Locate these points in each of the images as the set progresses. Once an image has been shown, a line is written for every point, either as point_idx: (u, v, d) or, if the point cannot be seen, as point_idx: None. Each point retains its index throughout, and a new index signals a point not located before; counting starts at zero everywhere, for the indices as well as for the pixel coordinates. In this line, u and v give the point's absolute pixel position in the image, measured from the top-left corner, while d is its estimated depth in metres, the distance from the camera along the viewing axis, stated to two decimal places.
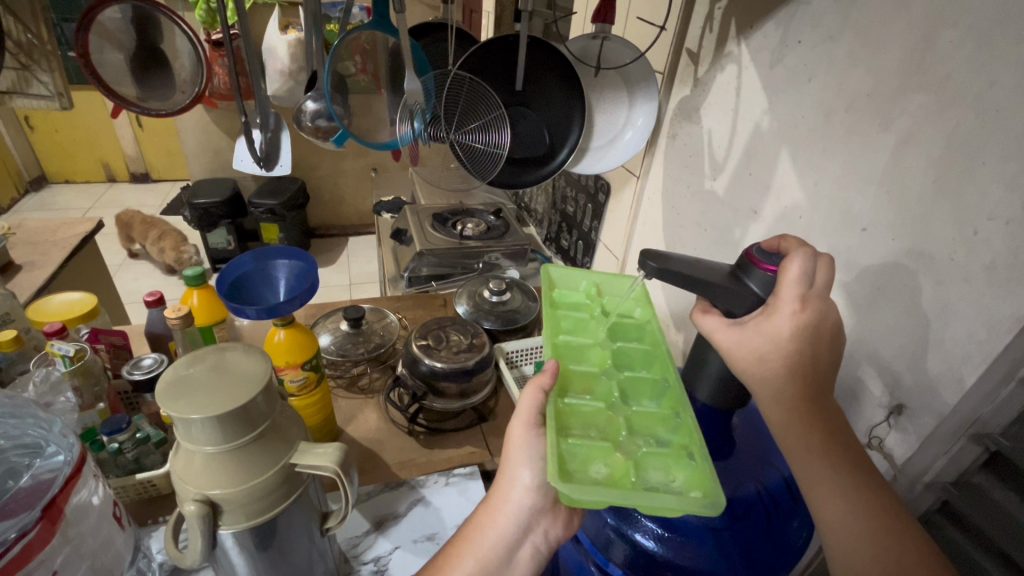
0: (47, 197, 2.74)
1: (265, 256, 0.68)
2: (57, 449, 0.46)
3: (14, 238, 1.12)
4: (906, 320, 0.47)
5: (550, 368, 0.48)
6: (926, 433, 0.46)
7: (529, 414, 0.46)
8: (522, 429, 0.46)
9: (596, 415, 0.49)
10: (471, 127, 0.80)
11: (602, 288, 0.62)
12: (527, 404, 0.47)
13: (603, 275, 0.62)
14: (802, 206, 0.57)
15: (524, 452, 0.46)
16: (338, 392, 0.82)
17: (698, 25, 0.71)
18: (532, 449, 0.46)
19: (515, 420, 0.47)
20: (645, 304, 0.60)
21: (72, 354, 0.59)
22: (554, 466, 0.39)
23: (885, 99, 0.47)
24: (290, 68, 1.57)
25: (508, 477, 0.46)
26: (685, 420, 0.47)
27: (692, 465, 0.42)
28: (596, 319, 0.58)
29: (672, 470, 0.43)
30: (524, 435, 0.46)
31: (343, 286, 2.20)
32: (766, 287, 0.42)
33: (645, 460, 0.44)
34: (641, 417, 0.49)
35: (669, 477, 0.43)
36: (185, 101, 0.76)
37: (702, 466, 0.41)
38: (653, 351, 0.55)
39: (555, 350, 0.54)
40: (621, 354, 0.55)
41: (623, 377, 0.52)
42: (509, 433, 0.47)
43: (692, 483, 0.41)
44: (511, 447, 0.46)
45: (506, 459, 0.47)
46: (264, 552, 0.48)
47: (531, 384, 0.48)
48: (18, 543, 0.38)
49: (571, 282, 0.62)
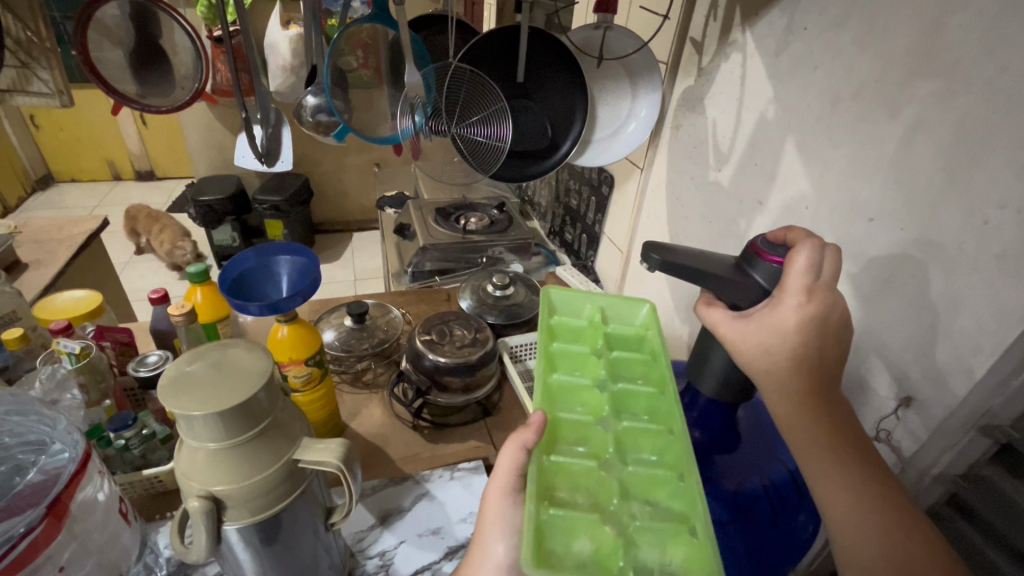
0: (54, 195, 2.76)
1: (268, 252, 0.68)
2: (61, 447, 0.46)
3: (20, 238, 1.13)
4: (915, 311, 0.46)
5: (533, 422, 0.45)
6: (935, 426, 0.46)
7: (508, 475, 0.42)
8: (498, 497, 0.42)
9: (586, 475, 0.46)
10: (472, 120, 0.80)
11: (607, 314, 0.61)
12: (508, 466, 0.42)
13: (607, 298, 0.61)
14: (809, 196, 0.56)
15: (499, 523, 0.41)
16: (343, 388, 0.82)
17: (702, 13, 0.70)
18: (509, 520, 0.42)
19: (493, 486, 0.43)
20: (653, 337, 0.58)
21: (77, 352, 0.60)
22: (530, 546, 0.37)
23: (894, 86, 0.46)
24: (292, 63, 1.56)
25: (481, 552, 0.41)
26: (687, 484, 0.43)
27: (692, 543, 0.39)
28: (594, 358, 0.56)
29: (669, 547, 0.40)
30: (499, 503, 0.42)
31: (348, 282, 2.20)
32: (771, 279, 0.42)
33: (637, 535, 0.41)
34: (639, 479, 0.46)
35: (664, 557, 0.39)
36: (185, 97, 0.77)
37: (702, 547, 0.38)
38: (658, 397, 0.52)
39: (546, 394, 0.53)
40: (621, 399, 0.52)
41: (622, 429, 0.50)
42: (486, 500, 0.43)
43: (691, 566, 0.38)
44: (486, 518, 0.42)
45: (480, 532, 0.42)
46: (269, 547, 0.48)
47: (514, 438, 0.44)
48: (24, 539, 0.39)
49: (574, 309, 0.61)
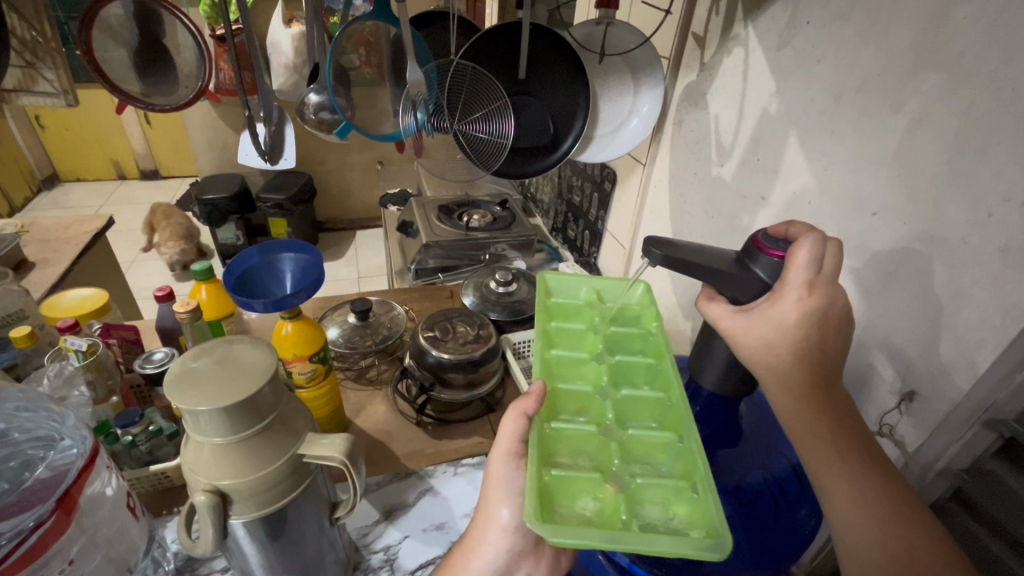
0: (59, 195, 2.78)
1: (271, 249, 0.68)
2: (70, 442, 0.47)
3: (27, 237, 1.14)
4: (918, 305, 0.46)
5: (534, 391, 0.46)
6: (938, 420, 0.46)
7: (511, 442, 0.44)
8: (501, 462, 0.45)
9: (586, 440, 0.47)
10: (473, 117, 0.80)
11: (602, 293, 0.62)
12: (509, 432, 0.45)
13: (602, 279, 0.63)
14: (812, 190, 0.56)
15: (503, 489, 0.45)
16: (347, 384, 0.82)
17: (704, 8, 0.70)
18: (512, 491, 0.45)
19: (496, 452, 0.45)
20: (650, 313, 0.59)
21: (84, 349, 0.60)
22: (534, 504, 0.37)
23: (898, 79, 0.46)
24: (295, 62, 1.56)
25: (486, 514, 0.46)
26: (687, 444, 0.44)
27: (694, 500, 0.40)
28: (591, 333, 0.57)
29: (672, 504, 0.41)
30: (504, 467, 0.44)
31: (352, 280, 2.21)
32: (772, 273, 0.41)
33: (640, 493, 0.42)
34: (640, 443, 0.47)
35: (668, 513, 0.40)
36: (189, 96, 0.77)
37: (703, 502, 0.39)
38: (657, 366, 0.53)
39: (546, 368, 0.54)
40: (620, 370, 0.53)
41: (621, 397, 0.51)
42: (489, 467, 0.46)
43: (694, 521, 0.39)
44: (490, 483, 0.45)
45: (485, 496, 0.46)
46: (275, 542, 0.49)
47: (515, 407, 0.45)
48: (35, 532, 0.39)
49: (570, 290, 0.63)
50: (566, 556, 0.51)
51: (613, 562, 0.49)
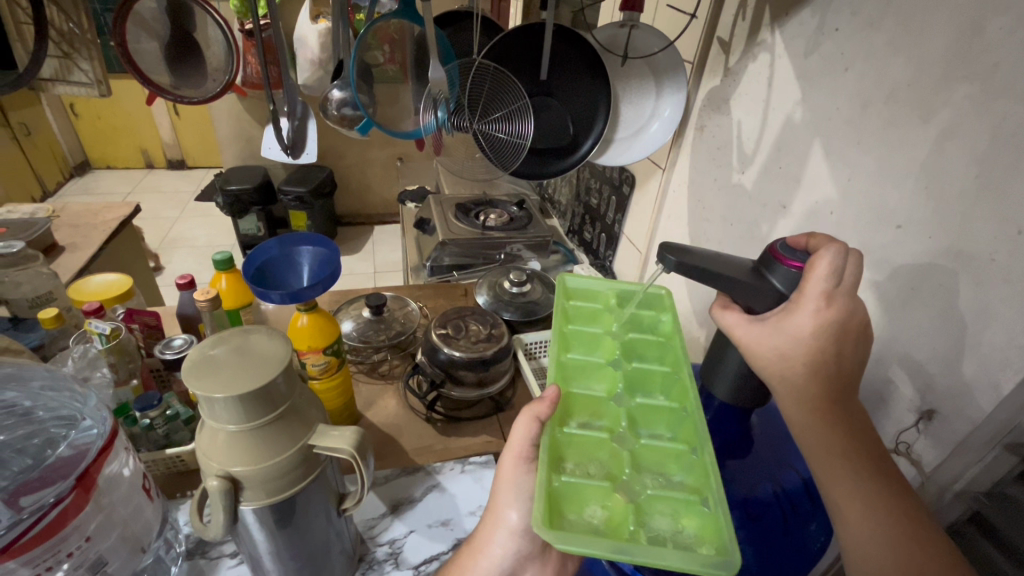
0: (90, 181, 2.87)
1: (290, 242, 0.70)
2: (91, 423, 0.48)
3: (57, 222, 1.18)
4: (941, 321, 0.45)
5: (548, 395, 0.46)
6: (958, 440, 0.44)
7: (522, 445, 0.45)
8: (512, 464, 0.45)
9: (598, 447, 0.47)
10: (494, 117, 0.80)
11: (622, 298, 0.62)
12: (522, 435, 0.45)
13: (623, 282, 0.63)
14: (834, 200, 0.55)
15: (511, 492, 0.45)
16: (359, 377, 0.83)
17: (731, 12, 0.69)
18: (519, 492, 0.45)
19: (506, 454, 0.45)
20: (669, 321, 0.58)
21: (108, 333, 0.61)
22: (542, 510, 0.37)
23: (929, 89, 0.45)
24: (320, 57, 1.57)
25: (494, 514, 0.45)
26: (700, 457, 0.44)
27: (704, 514, 0.39)
28: (608, 338, 0.57)
29: (682, 517, 0.41)
30: (514, 471, 0.44)
31: (368, 274, 2.23)
32: (789, 284, 0.41)
33: (649, 504, 0.42)
34: (653, 452, 0.47)
35: (677, 526, 0.40)
36: (215, 89, 0.79)
37: (713, 518, 0.39)
38: (674, 374, 0.52)
39: (561, 372, 0.54)
40: (635, 378, 0.53)
41: (635, 405, 0.50)
42: (498, 468, 0.45)
43: (703, 537, 0.39)
44: (501, 484, 0.45)
45: (494, 498, 0.46)
46: (283, 530, 0.49)
47: (528, 410, 0.45)
48: (55, 508, 0.41)
49: (589, 293, 0.63)
50: (571, 559, 0.51)
51: (616, 565, 0.48)
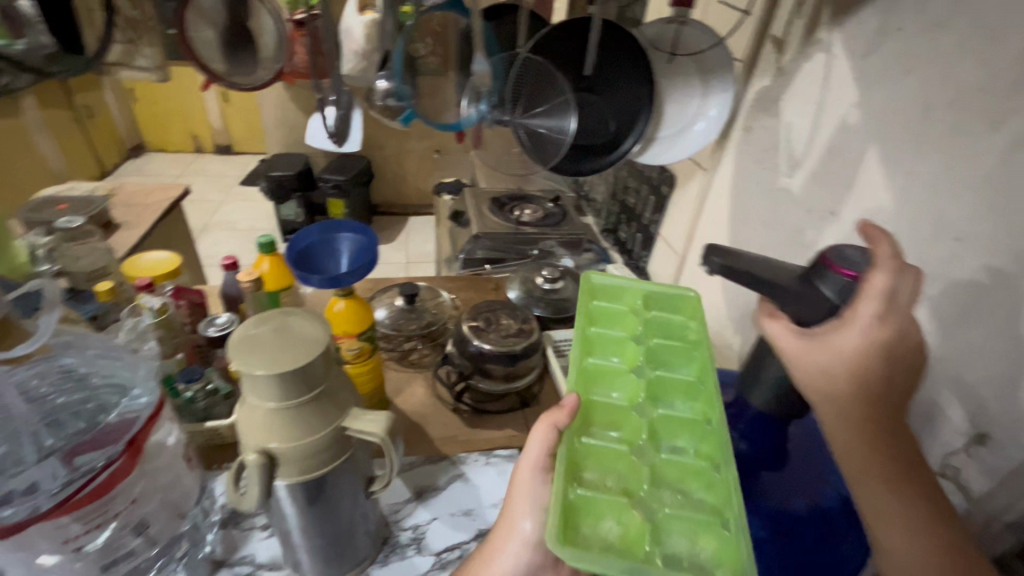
0: (143, 163, 3.01)
1: (330, 229, 0.71)
2: (141, 392, 0.51)
3: (113, 201, 1.24)
4: (1000, 340, 0.43)
5: (566, 405, 0.46)
6: (1012, 468, 0.42)
7: (539, 454, 0.44)
8: (528, 474, 0.45)
9: (616, 459, 0.46)
10: (536, 111, 0.78)
11: (648, 302, 0.61)
12: (538, 445, 0.45)
13: (650, 286, 0.61)
14: (889, 209, 0.53)
15: (528, 500, 0.45)
16: (390, 364, 0.85)
17: (787, 10, 0.66)
18: (536, 501, 0.45)
19: (523, 464, 0.45)
20: (698, 328, 0.57)
21: (158, 307, 0.65)
22: (556, 526, 0.37)
23: (1001, 94, 0.42)
24: (365, 49, 1.60)
25: (509, 522, 0.46)
26: (723, 477, 0.43)
27: (725, 537, 0.39)
28: (632, 343, 0.56)
29: (700, 537, 0.40)
30: (529, 481, 0.44)
31: (401, 265, 2.27)
32: (841, 294, 0.38)
33: (667, 522, 0.41)
34: (673, 467, 0.46)
35: (695, 546, 0.40)
36: (267, 77, 0.81)
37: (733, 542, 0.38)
38: (698, 386, 0.51)
39: (582, 379, 0.53)
40: (659, 387, 0.52)
41: (657, 417, 0.50)
42: (515, 476, 0.46)
43: (721, 560, 0.38)
44: (516, 493, 0.45)
45: (510, 507, 0.46)
46: (313, 506, 0.51)
47: (543, 419, 0.45)
48: (105, 471, 0.43)
49: (614, 295, 0.62)
50: None
51: None
